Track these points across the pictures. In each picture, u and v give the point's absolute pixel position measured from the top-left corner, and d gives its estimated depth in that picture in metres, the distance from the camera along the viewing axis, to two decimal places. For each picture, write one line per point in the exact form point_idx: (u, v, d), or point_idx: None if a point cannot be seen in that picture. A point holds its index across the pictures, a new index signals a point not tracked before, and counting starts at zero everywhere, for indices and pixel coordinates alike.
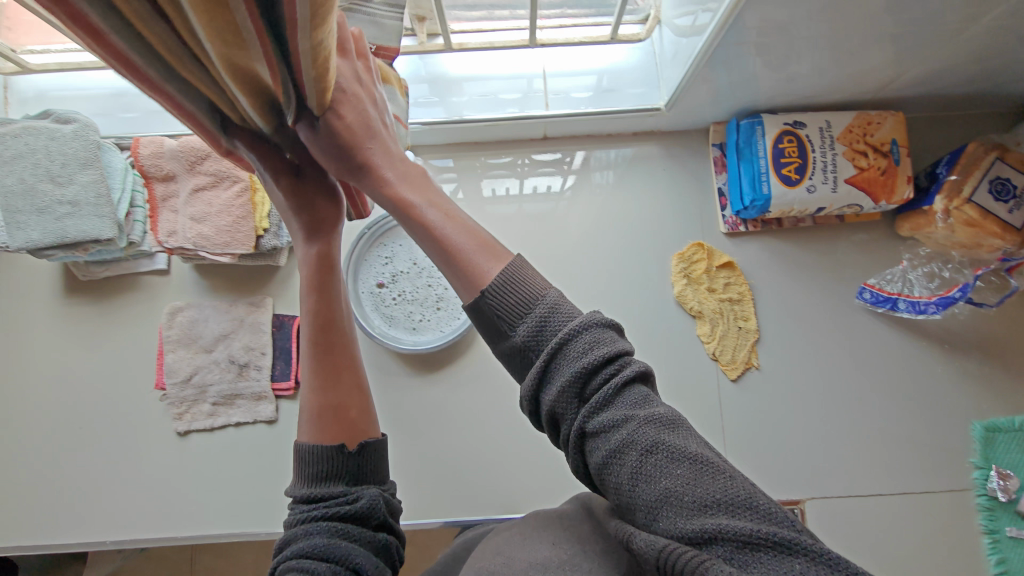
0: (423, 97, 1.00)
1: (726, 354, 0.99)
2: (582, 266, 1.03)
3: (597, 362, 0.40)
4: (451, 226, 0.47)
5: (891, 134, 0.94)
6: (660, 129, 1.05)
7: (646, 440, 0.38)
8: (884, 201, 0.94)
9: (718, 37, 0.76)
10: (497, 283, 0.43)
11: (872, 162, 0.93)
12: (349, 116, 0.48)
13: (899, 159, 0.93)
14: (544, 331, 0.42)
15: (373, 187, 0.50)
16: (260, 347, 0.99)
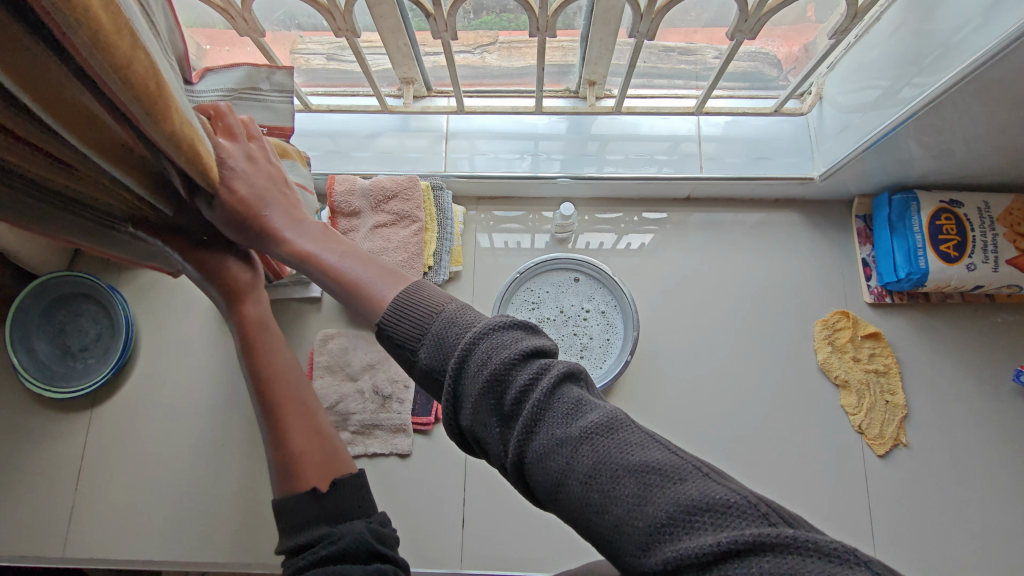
0: (574, 156, 1.07)
1: (874, 428, 0.97)
2: (720, 325, 1.04)
3: (502, 372, 0.39)
4: (359, 266, 0.53)
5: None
6: (802, 198, 1.08)
7: (587, 455, 0.36)
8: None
9: (911, 115, 0.79)
10: (391, 310, 0.45)
11: None
12: (241, 191, 0.60)
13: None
14: (444, 350, 0.41)
15: (276, 244, 0.61)
16: (404, 379, 1.01)
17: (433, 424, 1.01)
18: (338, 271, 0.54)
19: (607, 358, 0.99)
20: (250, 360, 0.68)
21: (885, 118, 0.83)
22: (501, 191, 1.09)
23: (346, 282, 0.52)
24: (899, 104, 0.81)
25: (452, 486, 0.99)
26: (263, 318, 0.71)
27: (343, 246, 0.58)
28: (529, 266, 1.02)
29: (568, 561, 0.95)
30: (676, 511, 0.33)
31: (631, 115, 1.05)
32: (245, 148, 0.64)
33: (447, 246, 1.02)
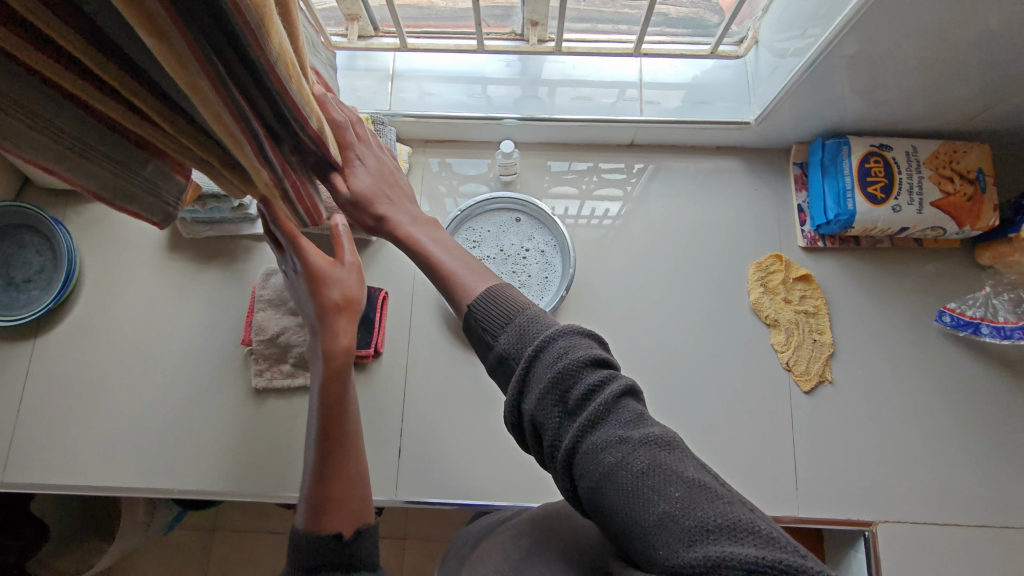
0: (517, 98, 1.06)
1: (801, 364, 1.00)
2: (656, 267, 1.06)
3: (575, 365, 0.43)
4: (455, 263, 0.63)
5: (977, 162, 0.96)
6: (742, 144, 1.10)
7: (643, 456, 0.39)
8: (967, 226, 0.96)
9: (811, 64, 0.84)
10: (481, 301, 0.52)
11: (958, 188, 0.95)
12: (367, 183, 0.72)
13: (985, 186, 0.95)
14: (523, 340, 0.47)
15: (388, 230, 0.73)
16: None
17: (373, 356, 1.01)
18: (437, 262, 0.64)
19: (544, 295, 1.01)
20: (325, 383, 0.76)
21: (796, 64, 0.87)
22: (447, 133, 1.10)
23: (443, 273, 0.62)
24: (816, 40, 0.82)
25: (390, 417, 1.01)
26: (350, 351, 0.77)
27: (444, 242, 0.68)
28: (469, 205, 1.03)
29: (502, 490, 0.98)
30: (720, 526, 0.35)
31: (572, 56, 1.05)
32: (374, 153, 0.75)
33: None
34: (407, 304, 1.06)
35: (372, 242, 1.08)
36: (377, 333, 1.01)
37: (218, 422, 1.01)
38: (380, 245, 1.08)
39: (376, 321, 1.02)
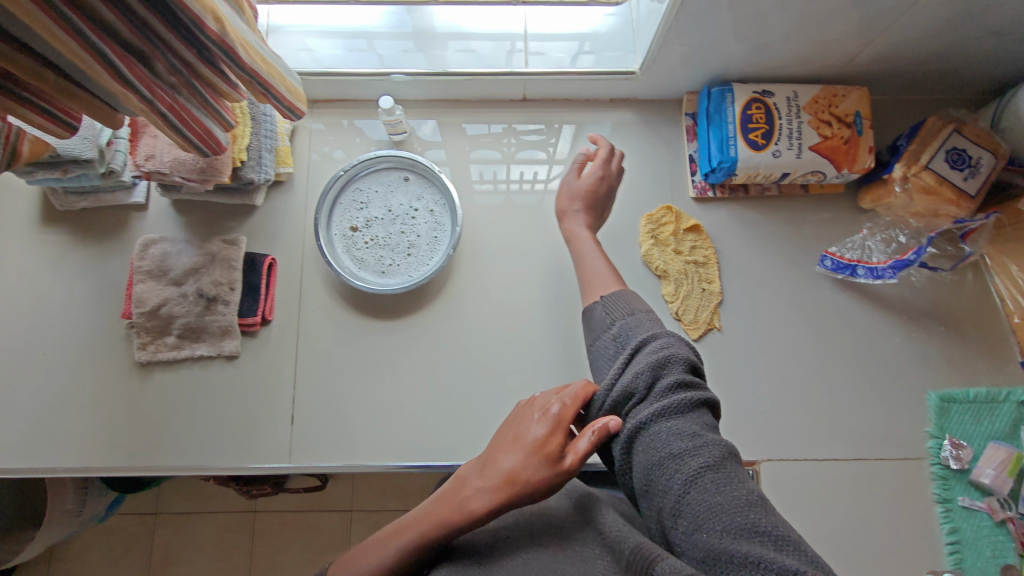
0: (399, 52, 1.02)
1: (689, 313, 1.01)
2: (550, 223, 1.06)
3: (671, 365, 0.61)
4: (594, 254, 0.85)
5: (855, 106, 0.97)
6: (635, 96, 1.09)
7: (709, 455, 0.53)
8: (844, 169, 0.97)
9: (677, 6, 0.82)
10: (612, 297, 0.74)
11: (835, 131, 0.96)
12: (584, 179, 0.91)
13: (862, 129, 0.96)
14: (631, 335, 0.67)
15: (563, 221, 0.91)
16: (229, 282, 0.99)
17: (260, 324, 1.00)
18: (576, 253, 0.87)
19: (435, 255, 1.00)
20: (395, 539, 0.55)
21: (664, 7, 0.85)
22: (331, 92, 1.06)
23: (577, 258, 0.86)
24: None
25: (283, 385, 1.00)
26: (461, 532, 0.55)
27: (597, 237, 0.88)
28: (352, 165, 1.00)
29: (400, 452, 0.98)
30: (749, 522, 0.48)
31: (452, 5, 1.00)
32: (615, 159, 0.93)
33: (268, 144, 0.99)
34: (296, 270, 1.03)
35: (257, 208, 1.04)
36: (263, 302, 1.00)
37: (103, 399, 0.98)
38: (267, 211, 1.04)
39: (263, 290, 1.00)
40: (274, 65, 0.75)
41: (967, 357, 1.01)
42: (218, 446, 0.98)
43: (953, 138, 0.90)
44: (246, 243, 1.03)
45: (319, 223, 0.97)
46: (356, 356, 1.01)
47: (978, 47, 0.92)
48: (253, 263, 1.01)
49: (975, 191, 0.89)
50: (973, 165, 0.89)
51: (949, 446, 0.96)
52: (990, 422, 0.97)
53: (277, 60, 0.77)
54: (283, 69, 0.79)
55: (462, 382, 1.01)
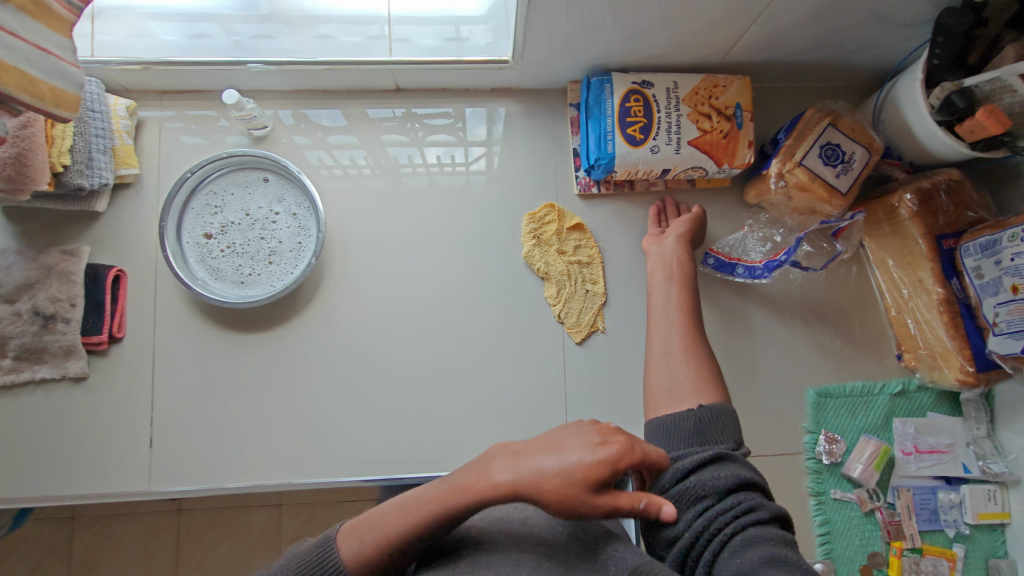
0: (246, 39, 0.92)
1: (572, 316, 0.98)
2: (429, 224, 1.01)
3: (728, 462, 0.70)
4: (674, 332, 0.86)
5: (736, 97, 0.93)
6: (517, 86, 1.02)
7: (752, 513, 0.62)
8: (726, 164, 0.93)
9: None
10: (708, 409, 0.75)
11: (715, 125, 0.92)
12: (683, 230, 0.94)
13: (741, 122, 0.93)
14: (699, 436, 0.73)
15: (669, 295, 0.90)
16: (69, 297, 0.90)
17: (108, 342, 0.92)
18: (658, 325, 0.88)
19: (299, 262, 0.93)
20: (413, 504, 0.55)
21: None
22: (180, 82, 0.96)
23: (655, 334, 0.88)
24: None
25: (139, 406, 0.93)
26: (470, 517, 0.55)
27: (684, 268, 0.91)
28: (200, 166, 0.91)
29: (275, 469, 0.94)
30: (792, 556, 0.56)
31: None
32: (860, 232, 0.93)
33: (102, 144, 0.88)
34: (149, 281, 0.95)
35: (101, 215, 0.95)
36: (109, 318, 0.91)
37: None
38: (113, 217, 0.95)
39: (108, 304, 0.92)
40: (29, 67, 0.61)
41: (846, 350, 1.02)
42: (70, 474, 0.91)
43: (828, 133, 0.87)
44: (90, 253, 0.93)
45: (164, 232, 0.88)
46: (220, 372, 0.95)
47: (851, 35, 0.89)
48: (96, 276, 0.92)
49: (846, 188, 0.87)
50: (846, 161, 0.87)
51: (824, 440, 0.97)
52: (864, 415, 0.98)
53: (50, 59, 0.63)
54: (60, 71, 0.65)
55: (337, 394, 0.97)
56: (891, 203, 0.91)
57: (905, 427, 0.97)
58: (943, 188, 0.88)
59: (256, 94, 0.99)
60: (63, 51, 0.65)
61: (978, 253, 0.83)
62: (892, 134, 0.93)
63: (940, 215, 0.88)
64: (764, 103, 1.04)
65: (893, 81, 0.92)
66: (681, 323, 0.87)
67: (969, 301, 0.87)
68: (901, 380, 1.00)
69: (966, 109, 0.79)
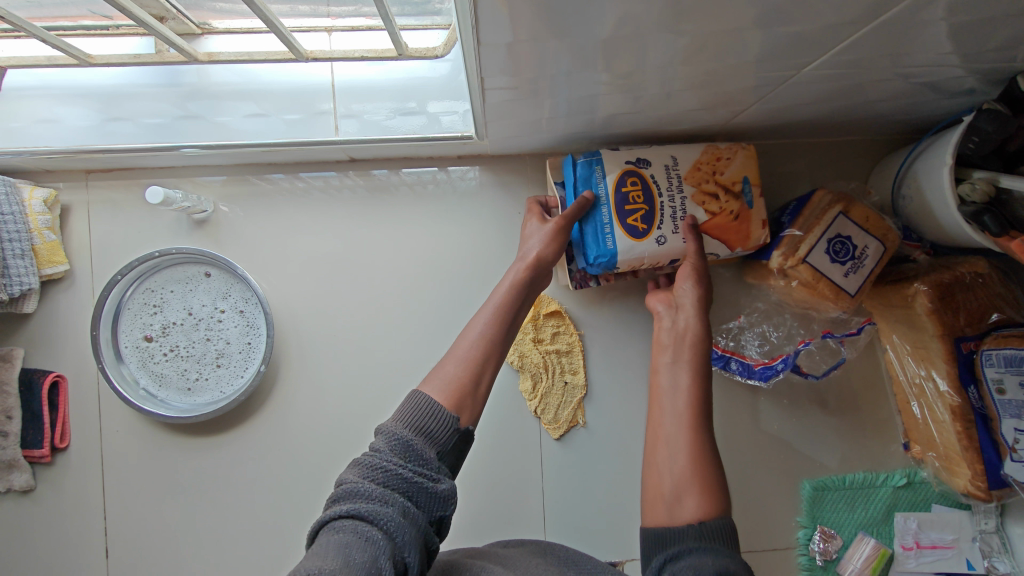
0: (172, 120, 0.82)
1: (549, 412, 0.91)
2: (392, 308, 0.92)
3: (714, 549, 0.54)
4: (681, 422, 0.65)
5: (743, 169, 0.81)
6: (487, 153, 0.91)
7: None
8: (740, 246, 0.81)
9: (482, 92, 0.63)
10: (714, 522, 0.56)
11: (724, 205, 0.80)
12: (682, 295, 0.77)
13: (751, 201, 0.80)
14: (675, 534, 0.57)
15: (672, 374, 0.70)
16: (4, 410, 0.84)
17: (51, 454, 0.86)
18: (662, 418, 0.66)
19: (249, 365, 0.85)
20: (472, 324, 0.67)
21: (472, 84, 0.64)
22: (107, 164, 0.85)
23: (657, 434, 0.66)
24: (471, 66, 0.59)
25: (91, 515, 0.88)
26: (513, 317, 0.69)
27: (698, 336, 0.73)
28: (131, 265, 0.81)
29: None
30: None
31: (216, 63, 0.74)
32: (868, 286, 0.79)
33: (18, 248, 0.79)
34: (91, 386, 0.88)
35: (32, 315, 0.87)
36: (49, 430, 0.85)
37: None
38: (47, 316, 0.87)
39: (45, 415, 0.85)
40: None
41: (846, 437, 0.94)
42: None
43: (837, 222, 0.76)
44: (24, 356, 0.86)
45: (96, 339, 0.81)
46: (173, 478, 0.89)
47: (866, 103, 0.77)
48: (31, 385, 0.85)
49: (855, 288, 0.77)
50: (857, 257, 0.77)
51: (819, 537, 0.91)
52: (863, 508, 0.92)
53: None
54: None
55: (295, 498, 0.89)
56: (906, 291, 0.81)
57: (907, 521, 0.91)
58: (966, 280, 0.79)
59: (195, 172, 0.89)
60: None
61: (1002, 365, 0.75)
62: (912, 214, 0.81)
63: (960, 313, 0.78)
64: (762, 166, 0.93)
65: (930, 138, 0.77)
66: (691, 413, 0.65)
67: (986, 412, 0.78)
68: (905, 470, 0.93)
69: (999, 234, 0.67)
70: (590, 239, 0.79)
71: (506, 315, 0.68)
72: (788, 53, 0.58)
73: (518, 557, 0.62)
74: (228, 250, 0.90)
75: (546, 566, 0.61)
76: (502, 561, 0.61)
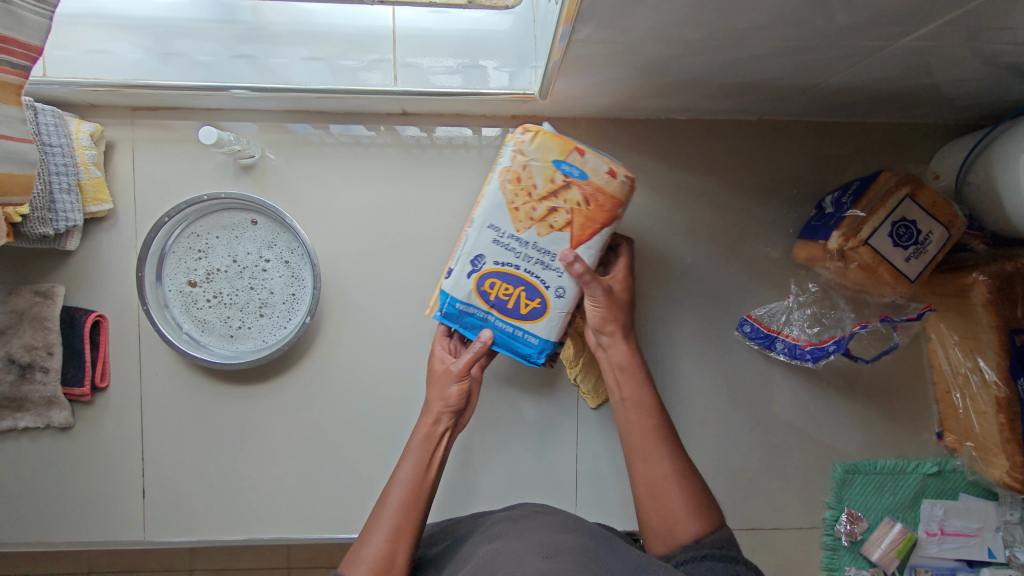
0: (225, 59, 0.79)
1: (587, 382, 0.90)
2: (436, 267, 0.91)
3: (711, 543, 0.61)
4: (660, 456, 0.69)
5: (547, 162, 0.64)
6: (542, 114, 0.88)
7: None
8: (621, 209, 0.66)
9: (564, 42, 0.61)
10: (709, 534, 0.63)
11: (563, 211, 0.65)
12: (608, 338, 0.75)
13: (582, 173, 0.64)
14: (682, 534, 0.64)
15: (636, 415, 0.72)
16: (46, 346, 0.83)
17: (91, 393, 0.86)
18: (641, 459, 0.70)
19: (293, 316, 0.85)
20: (388, 498, 0.67)
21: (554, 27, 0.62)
22: (155, 101, 0.83)
23: (639, 467, 0.70)
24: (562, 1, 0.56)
25: (128, 456, 0.89)
26: (423, 479, 0.69)
27: (635, 366, 0.74)
28: (178, 207, 0.80)
29: (265, 524, 0.90)
30: None
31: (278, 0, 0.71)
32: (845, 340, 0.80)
33: (65, 181, 0.78)
34: (131, 327, 0.87)
35: (74, 252, 0.86)
36: (91, 369, 0.85)
37: None
38: (89, 254, 0.86)
39: (87, 354, 0.85)
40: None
41: (882, 425, 0.94)
42: (66, 522, 0.89)
43: (903, 206, 0.75)
44: (66, 293, 0.85)
45: (142, 281, 0.80)
46: (210, 425, 0.89)
47: (942, 85, 0.75)
48: (74, 322, 0.85)
49: (914, 274, 0.76)
50: (919, 242, 0.75)
51: (846, 519, 0.93)
52: (892, 494, 0.93)
53: None
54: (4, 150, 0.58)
55: (331, 450, 0.90)
56: (963, 281, 0.81)
57: (934, 508, 0.92)
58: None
59: (242, 116, 0.87)
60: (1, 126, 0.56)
61: None
62: (975, 202, 0.79)
63: (1017, 306, 0.79)
64: (817, 147, 0.92)
65: (1006, 123, 0.75)
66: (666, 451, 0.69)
67: None
68: (937, 458, 0.93)
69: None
70: (514, 349, 0.72)
71: (418, 481, 0.68)
72: (893, 21, 0.56)
73: (529, 527, 0.62)
74: (274, 198, 0.89)
75: (554, 533, 0.59)
76: (515, 534, 0.60)
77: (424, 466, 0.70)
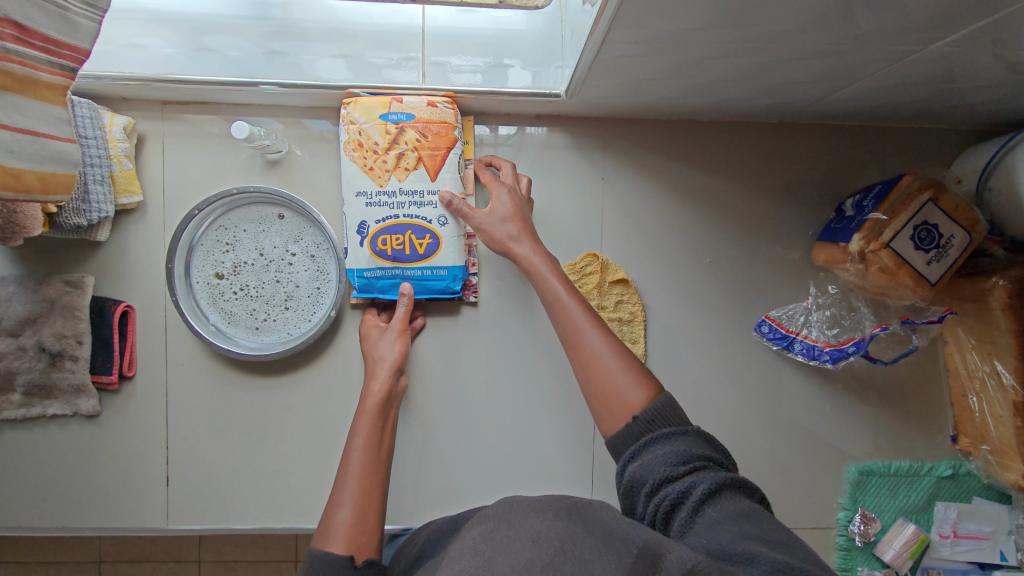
0: (258, 55, 0.80)
1: None
2: None
3: (673, 439, 0.55)
4: (593, 339, 0.67)
5: (375, 119, 0.78)
6: (566, 114, 0.89)
7: (709, 483, 0.48)
8: (455, 129, 0.81)
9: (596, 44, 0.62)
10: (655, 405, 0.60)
11: (412, 148, 0.79)
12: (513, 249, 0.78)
13: (402, 116, 0.78)
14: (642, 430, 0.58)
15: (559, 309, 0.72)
16: (75, 335, 0.85)
17: (117, 381, 0.88)
18: (578, 351, 0.68)
19: (317, 309, 0.86)
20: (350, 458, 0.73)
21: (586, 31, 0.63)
22: (187, 96, 0.84)
23: (577, 358, 0.68)
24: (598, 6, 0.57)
25: (153, 444, 0.90)
26: (378, 437, 0.76)
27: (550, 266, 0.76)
28: (208, 200, 0.81)
29: (285, 514, 0.91)
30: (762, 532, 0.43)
31: None
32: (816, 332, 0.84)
33: (99, 173, 0.79)
34: (158, 318, 0.89)
35: (103, 243, 0.87)
36: (119, 358, 0.87)
37: None
38: (118, 245, 0.87)
39: (116, 344, 0.86)
40: (14, 161, 0.54)
41: (897, 427, 0.95)
42: (90, 508, 0.90)
43: (925, 210, 0.75)
44: (95, 283, 0.87)
45: (171, 272, 0.81)
46: (233, 416, 0.91)
47: (967, 91, 0.75)
48: (103, 312, 0.86)
49: (935, 278, 0.77)
50: (941, 246, 0.76)
51: (859, 520, 0.93)
52: (906, 495, 0.93)
53: (39, 142, 0.57)
54: (53, 152, 0.59)
55: None
56: (983, 285, 0.82)
57: (948, 510, 0.92)
58: None
59: (271, 111, 0.88)
60: (48, 125, 0.57)
61: None
62: (997, 208, 0.79)
63: None
64: (838, 149, 0.92)
65: None
66: (599, 335, 0.68)
67: None
68: (951, 462, 0.94)
69: None
70: (431, 288, 0.84)
71: (375, 438, 0.75)
72: (925, 29, 0.56)
73: (522, 511, 0.52)
74: (300, 193, 0.90)
75: (548, 519, 0.50)
76: (500, 526, 0.51)
77: (378, 425, 0.76)
